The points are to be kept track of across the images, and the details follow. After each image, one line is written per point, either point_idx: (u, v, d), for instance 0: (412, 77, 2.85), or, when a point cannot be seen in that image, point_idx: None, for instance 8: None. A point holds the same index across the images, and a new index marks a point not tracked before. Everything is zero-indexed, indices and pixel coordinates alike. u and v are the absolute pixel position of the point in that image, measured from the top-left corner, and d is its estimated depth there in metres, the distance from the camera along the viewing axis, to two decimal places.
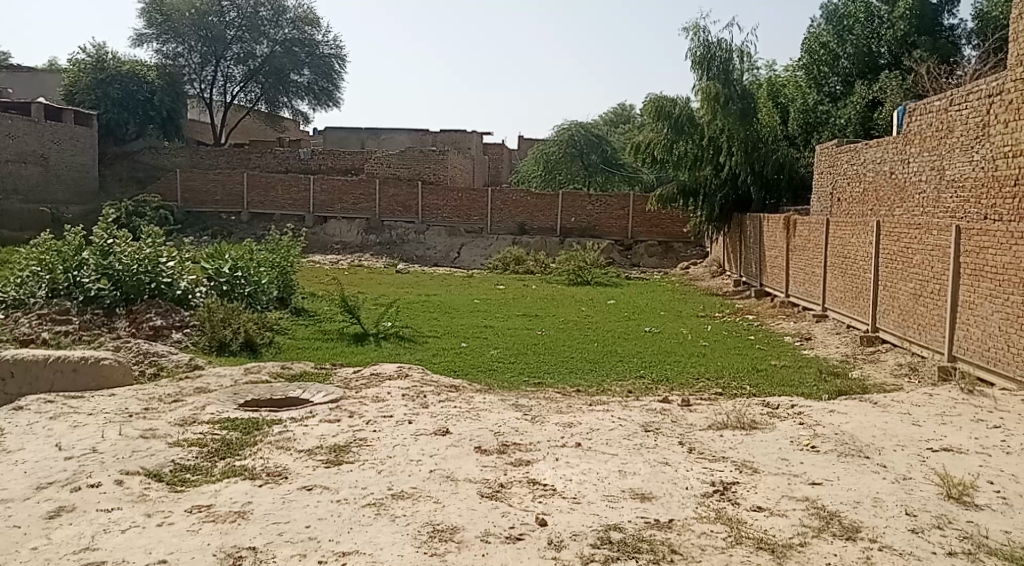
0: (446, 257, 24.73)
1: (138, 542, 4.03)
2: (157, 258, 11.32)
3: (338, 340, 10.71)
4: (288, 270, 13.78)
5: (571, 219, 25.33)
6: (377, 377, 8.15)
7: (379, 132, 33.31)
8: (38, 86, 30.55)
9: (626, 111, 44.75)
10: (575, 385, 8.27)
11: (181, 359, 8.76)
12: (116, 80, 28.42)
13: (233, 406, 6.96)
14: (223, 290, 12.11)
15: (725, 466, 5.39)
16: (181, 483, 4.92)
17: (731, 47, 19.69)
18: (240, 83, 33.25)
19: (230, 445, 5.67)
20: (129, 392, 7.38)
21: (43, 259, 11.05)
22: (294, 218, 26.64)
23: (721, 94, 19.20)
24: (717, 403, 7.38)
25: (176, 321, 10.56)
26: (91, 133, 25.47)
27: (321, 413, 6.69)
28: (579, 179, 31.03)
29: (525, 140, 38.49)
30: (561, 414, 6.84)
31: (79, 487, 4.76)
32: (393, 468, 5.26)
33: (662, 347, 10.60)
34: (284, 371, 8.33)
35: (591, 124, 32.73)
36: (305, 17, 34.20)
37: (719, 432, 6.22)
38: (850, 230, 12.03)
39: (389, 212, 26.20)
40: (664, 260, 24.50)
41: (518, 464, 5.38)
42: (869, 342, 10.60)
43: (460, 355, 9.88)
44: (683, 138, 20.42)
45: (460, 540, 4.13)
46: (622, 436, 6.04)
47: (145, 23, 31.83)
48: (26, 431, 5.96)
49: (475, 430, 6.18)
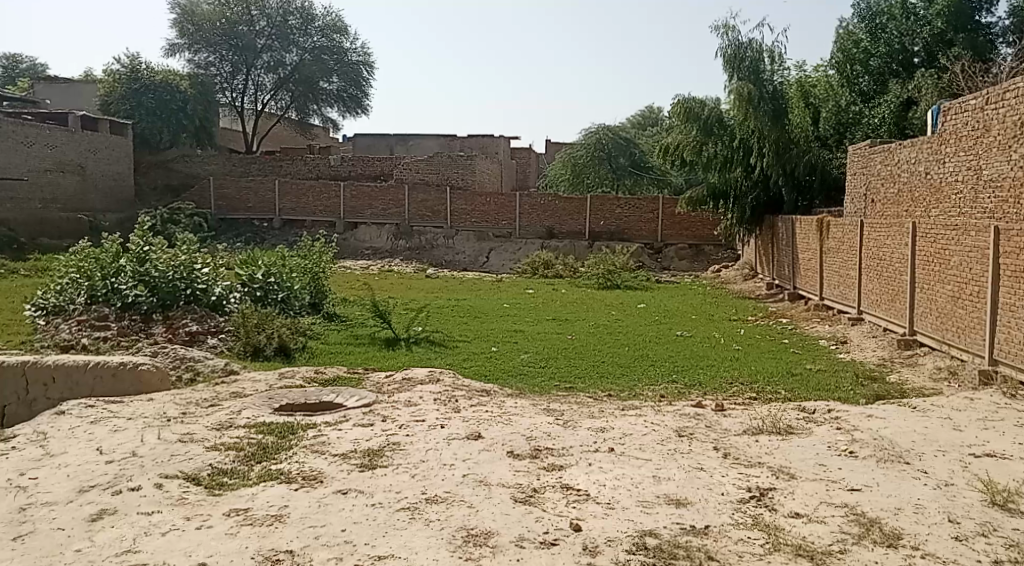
0: (475, 261, 24.78)
1: (178, 545, 4.09)
2: (192, 265, 11.51)
3: (369, 345, 10.82)
4: (321, 275, 13.92)
5: (600, 223, 25.21)
6: (408, 381, 8.21)
7: (408, 137, 33.59)
8: (72, 96, 31.22)
9: (653, 113, 44.63)
10: (607, 389, 8.23)
11: (217, 364, 8.85)
12: (149, 90, 29.02)
13: (268, 410, 7.03)
14: (257, 295, 12.32)
15: (761, 471, 5.32)
16: (218, 487, 4.98)
17: (762, 48, 19.47)
18: (271, 91, 33.70)
19: (265, 449, 5.74)
20: (167, 397, 7.48)
21: (81, 267, 11.36)
22: (325, 224, 26.94)
23: (754, 95, 18.75)
24: (752, 408, 7.30)
25: (210, 326, 10.69)
26: (125, 142, 26.07)
27: (355, 417, 6.73)
28: (608, 182, 30.89)
29: (552, 144, 38.46)
30: (593, 418, 6.80)
31: (120, 490, 4.85)
32: (426, 472, 5.29)
33: (694, 351, 10.50)
34: (317, 376, 8.38)
35: (619, 127, 32.67)
36: (333, 25, 34.47)
37: (755, 437, 6.14)
38: (885, 231, 11.85)
39: (418, 217, 26.33)
40: (695, 263, 24.24)
41: (551, 469, 5.37)
42: (906, 346, 10.41)
43: (491, 360, 9.90)
44: (712, 139, 20.30)
45: (495, 544, 4.14)
46: (655, 441, 6.00)
47: (177, 33, 32.48)
48: (68, 435, 6.08)
49: (508, 434, 6.17)
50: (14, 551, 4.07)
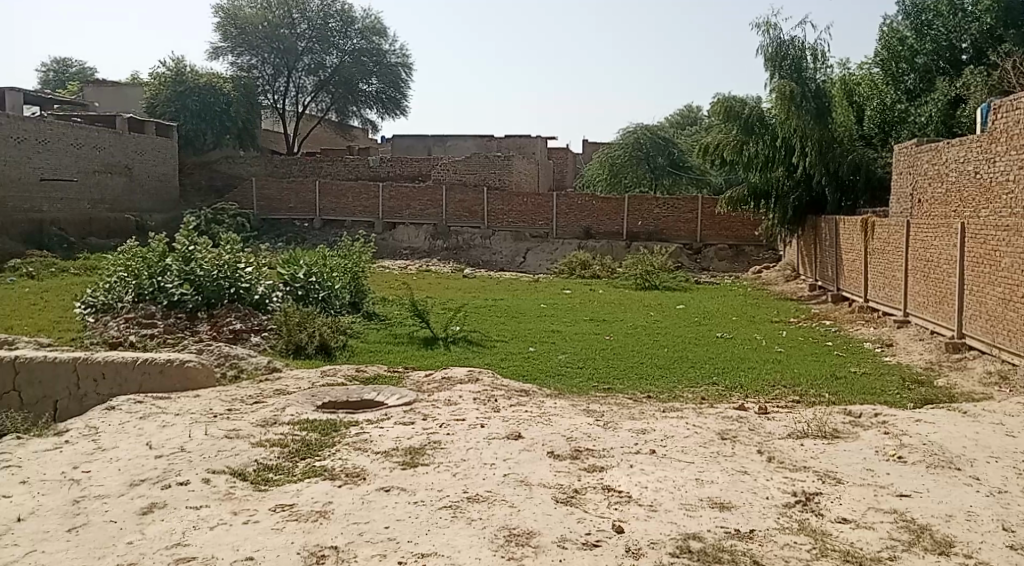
0: (512, 261, 24.82)
1: (226, 540, 4.16)
2: (236, 264, 11.72)
3: (408, 344, 10.90)
4: (360, 275, 14.05)
5: (638, 223, 25.05)
6: (448, 380, 8.25)
7: (446, 138, 33.75)
8: (120, 99, 31.99)
9: (692, 112, 44.21)
10: (646, 391, 8.17)
11: (260, 362, 9.00)
12: (194, 92, 29.60)
13: (312, 408, 7.13)
14: (299, 294, 12.51)
15: (807, 476, 5.24)
16: (263, 482, 5.06)
17: (804, 45, 19.14)
18: (311, 93, 34.14)
19: (309, 446, 5.81)
20: (213, 393, 7.62)
21: (129, 266, 11.65)
22: (364, 224, 27.20)
23: (797, 93, 18.42)
24: (796, 411, 7.19)
25: (254, 324, 10.87)
26: (170, 144, 26.64)
27: (396, 416, 6.78)
28: (646, 182, 30.67)
29: (590, 144, 38.32)
30: (634, 419, 6.76)
31: (169, 484, 4.96)
32: (467, 470, 5.31)
33: (735, 353, 10.37)
34: (358, 374, 8.46)
35: (657, 126, 32.44)
36: (372, 27, 34.79)
37: (800, 441, 6.04)
38: (932, 231, 11.58)
39: (455, 217, 26.45)
40: (735, 264, 23.94)
41: (592, 470, 5.35)
42: (954, 349, 10.16)
43: (528, 360, 9.90)
44: (753, 138, 20.05)
45: (537, 544, 4.13)
46: (697, 443, 5.94)
47: (221, 37, 33.08)
48: (118, 430, 6.23)
49: (548, 435, 6.17)
50: (68, 542, 4.17)
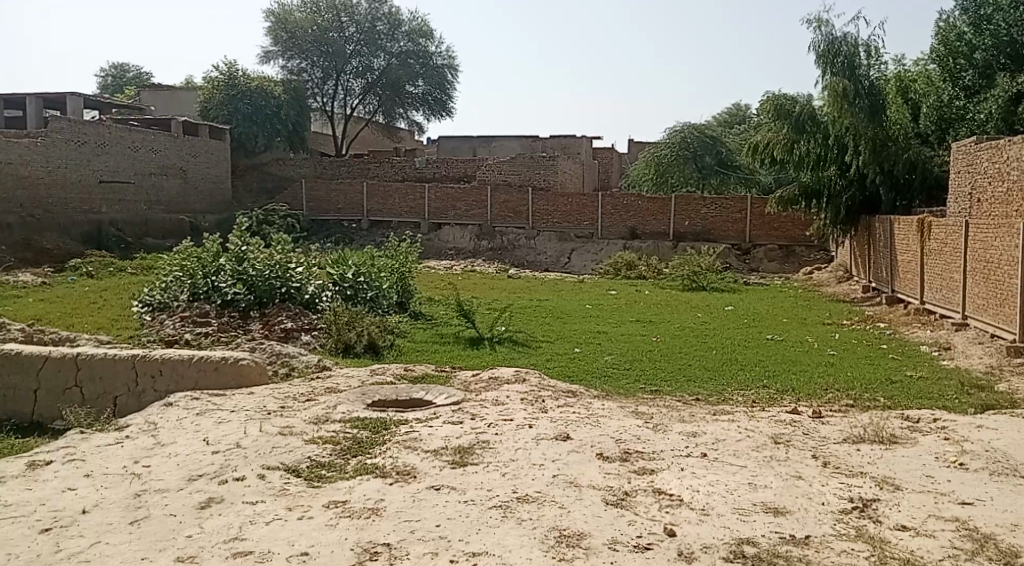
0: (557, 262, 24.79)
1: (281, 535, 4.24)
2: (287, 264, 11.95)
3: (454, 344, 10.95)
4: (407, 275, 14.18)
5: (685, 223, 24.78)
6: (495, 380, 8.28)
7: (491, 139, 33.87)
8: (175, 103, 32.84)
9: (741, 111, 43.56)
10: (695, 393, 8.08)
11: (311, 361, 9.16)
12: (245, 96, 30.23)
13: (362, 406, 7.22)
14: (347, 294, 12.70)
15: (864, 482, 5.12)
16: (317, 479, 5.14)
17: (857, 42, 18.53)
18: (359, 96, 34.58)
19: (360, 444, 5.89)
20: (266, 391, 7.77)
21: (185, 266, 11.96)
22: (410, 224, 27.45)
23: (850, 91, 17.89)
24: (851, 415, 7.03)
25: (304, 323, 11.05)
26: (223, 147, 27.26)
27: (445, 415, 6.83)
28: (694, 181, 30.33)
29: (635, 144, 38.06)
30: (684, 422, 6.69)
31: (226, 480, 5.07)
32: (516, 471, 5.32)
33: (786, 356, 10.18)
34: (406, 373, 8.54)
35: (705, 125, 32.06)
36: (419, 29, 35.08)
37: (856, 446, 5.91)
38: (993, 232, 11.22)
39: (500, 217, 26.53)
40: (785, 264, 23.51)
41: (642, 472, 5.31)
42: (1017, 353, 9.83)
43: (575, 361, 9.87)
44: (804, 137, 19.66)
45: (588, 546, 4.12)
46: (749, 447, 5.85)
47: (272, 41, 33.71)
48: (176, 426, 6.39)
49: (597, 436, 6.14)
50: (131, 534, 4.30)
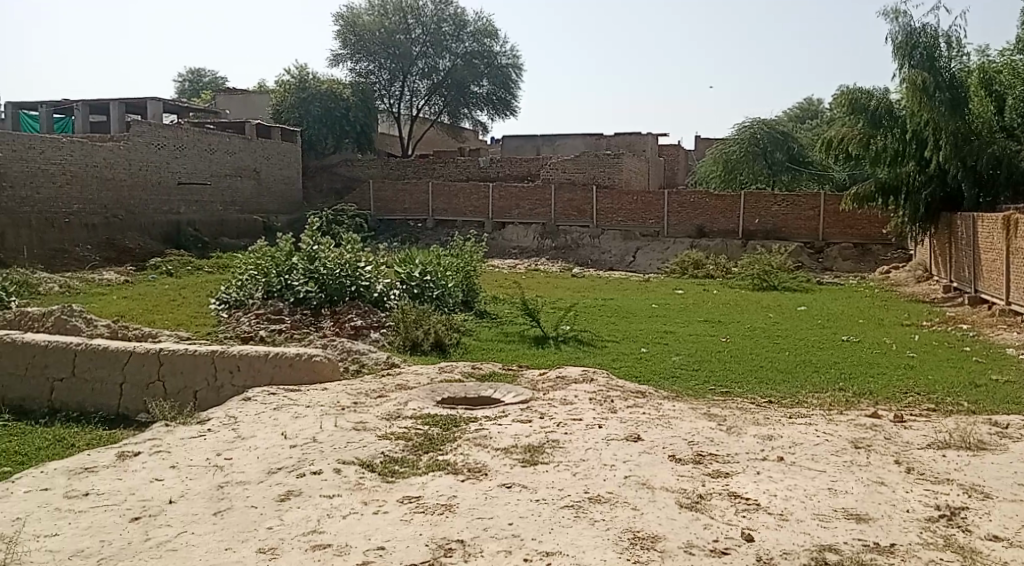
0: (622, 260, 24.57)
1: (358, 528, 4.32)
2: (356, 263, 12.18)
3: (519, 343, 10.97)
4: (472, 274, 14.27)
5: (754, 221, 24.26)
6: (562, 380, 8.26)
7: (555, 138, 33.85)
8: (248, 106, 33.82)
9: (812, 106, 42.40)
10: (766, 396, 7.90)
11: (380, 358, 9.32)
12: (315, 99, 30.93)
13: (432, 403, 7.31)
14: (414, 292, 12.87)
15: (951, 489, 4.91)
16: (390, 474, 5.22)
17: (938, 32, 17.82)
18: (425, 97, 35.00)
19: (432, 440, 5.96)
20: (339, 387, 7.94)
21: (259, 264, 12.31)
22: (475, 223, 27.64)
23: (929, 84, 17.18)
24: (936, 420, 6.76)
25: (373, 321, 11.25)
26: (294, 148, 27.96)
27: (514, 413, 6.85)
28: (763, 178, 29.66)
29: (702, 141, 37.44)
30: (758, 425, 6.54)
31: (304, 473, 5.20)
32: (588, 471, 5.29)
33: (862, 357, 9.85)
34: (474, 371, 8.61)
35: (774, 121, 31.32)
36: (484, 30, 35.32)
37: (941, 452, 5.68)
38: None
39: (564, 216, 26.47)
40: (860, 263, 22.75)
41: (716, 475, 5.22)
42: None
43: (641, 361, 9.77)
44: (881, 132, 19.03)
45: (663, 549, 4.07)
46: (828, 451, 5.69)
47: (340, 44, 34.38)
48: (255, 420, 6.59)
49: (668, 438, 6.07)
50: (215, 525, 4.44)
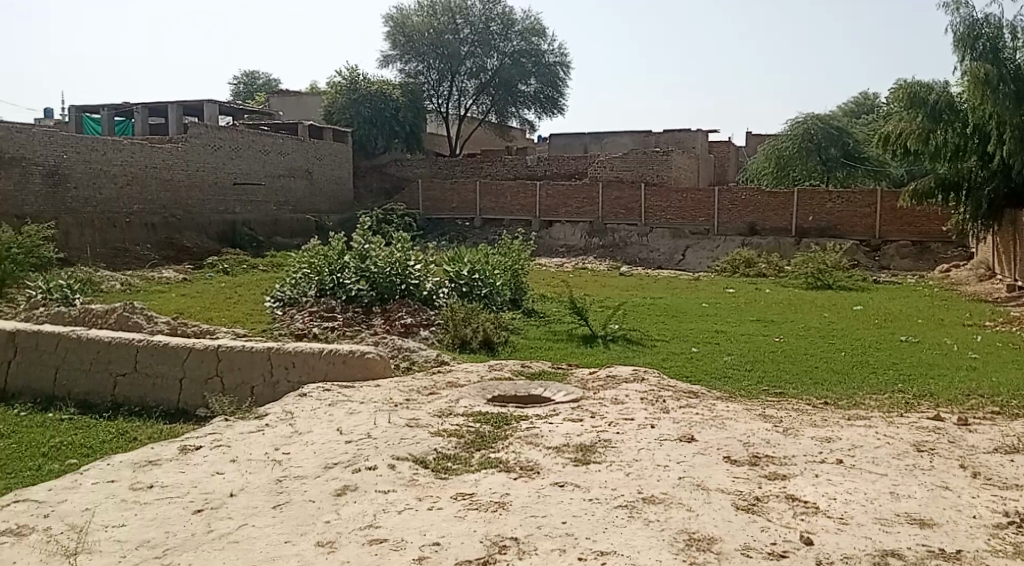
0: (671, 258, 24.34)
1: (413, 524, 4.37)
2: (406, 262, 12.30)
3: (568, 341, 10.95)
4: (521, 272, 14.29)
5: (808, 218, 23.80)
6: (613, 379, 8.22)
7: (603, 136, 33.71)
8: (300, 108, 34.41)
9: (869, 99, 41.33)
10: (822, 397, 7.74)
11: (430, 356, 9.40)
12: (366, 99, 31.34)
13: (483, 401, 7.34)
14: (463, 290, 12.94)
15: (1020, 495, 4.74)
16: (443, 471, 5.27)
17: (1001, 23, 17.28)
18: (473, 96, 35.16)
19: (484, 438, 5.99)
20: (391, 384, 8.03)
21: (312, 263, 12.53)
22: (523, 222, 27.67)
23: (992, 76, 16.47)
24: (1002, 424, 6.54)
25: (423, 319, 11.35)
26: (345, 149, 28.37)
27: (565, 412, 6.84)
28: (817, 174, 29.03)
29: (753, 137, 36.83)
30: (815, 427, 6.41)
31: (359, 469, 5.28)
32: (641, 471, 5.26)
33: (922, 358, 9.57)
34: (524, 369, 8.63)
35: (829, 116, 30.64)
36: (532, 28, 35.34)
37: (1009, 457, 5.49)
38: None
39: (612, 214, 26.33)
40: (919, 261, 22.12)
41: (773, 477, 5.14)
42: None
43: (692, 361, 9.67)
44: (941, 126, 18.28)
45: (720, 551, 4.03)
46: (890, 455, 5.54)
47: (390, 45, 34.76)
48: (311, 416, 6.71)
49: (723, 439, 5.99)
50: (275, 518, 4.54)
